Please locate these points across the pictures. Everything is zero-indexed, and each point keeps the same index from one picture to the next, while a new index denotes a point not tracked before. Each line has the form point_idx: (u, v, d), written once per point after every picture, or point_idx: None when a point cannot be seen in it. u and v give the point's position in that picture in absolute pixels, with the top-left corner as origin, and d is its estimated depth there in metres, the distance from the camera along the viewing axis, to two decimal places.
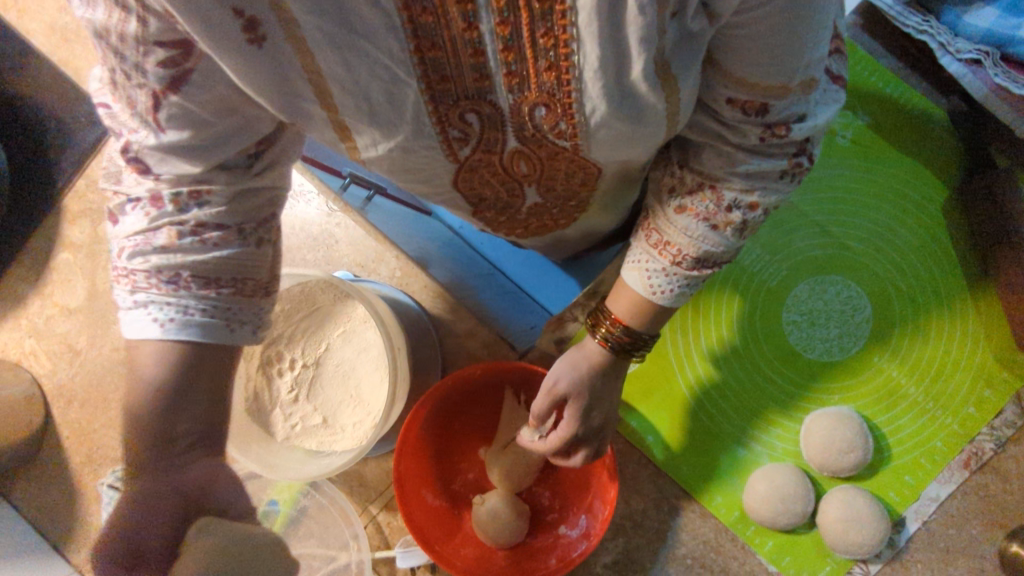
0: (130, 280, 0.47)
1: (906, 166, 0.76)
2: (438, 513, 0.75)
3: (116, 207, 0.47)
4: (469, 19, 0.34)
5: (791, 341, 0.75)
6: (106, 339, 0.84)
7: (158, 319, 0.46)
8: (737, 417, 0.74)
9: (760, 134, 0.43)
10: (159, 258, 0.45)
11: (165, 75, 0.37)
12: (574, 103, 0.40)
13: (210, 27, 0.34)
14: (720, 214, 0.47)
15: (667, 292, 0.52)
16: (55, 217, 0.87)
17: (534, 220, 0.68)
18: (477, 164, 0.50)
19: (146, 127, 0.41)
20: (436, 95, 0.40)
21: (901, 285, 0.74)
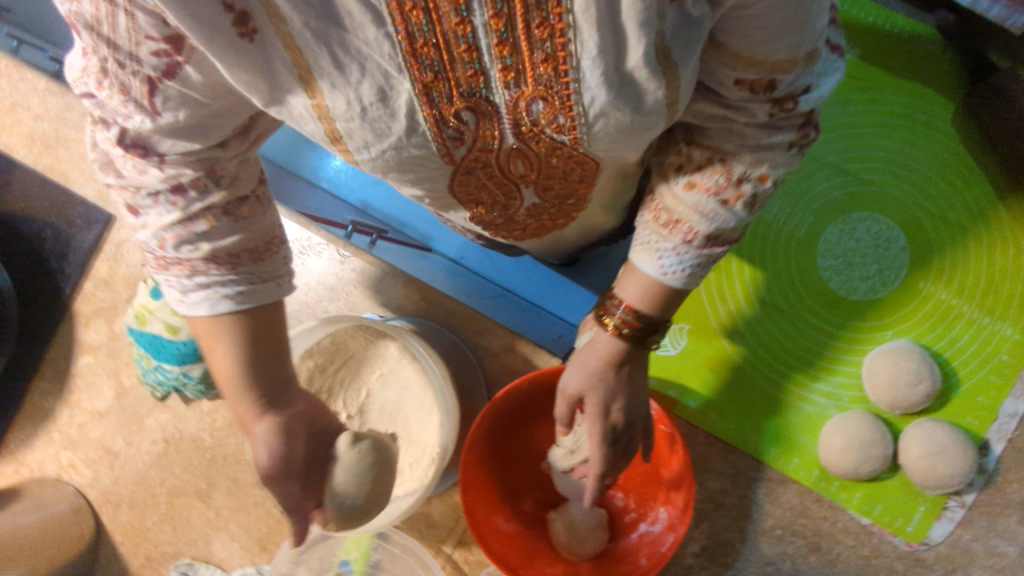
0: (180, 267, 0.46)
1: (906, 90, 0.75)
2: (515, 537, 0.73)
3: (138, 199, 0.44)
4: (462, 14, 0.33)
5: (832, 287, 0.73)
6: (142, 434, 0.82)
7: (228, 296, 0.47)
8: (796, 374, 0.72)
9: (768, 112, 0.40)
10: (209, 244, 0.45)
11: (159, 63, 0.37)
12: (574, 95, 0.38)
13: (196, 14, 0.33)
14: (731, 188, 0.44)
15: (680, 272, 0.48)
16: (69, 323, 0.86)
17: (533, 223, 0.63)
18: (473, 165, 0.45)
19: (141, 112, 0.39)
20: (432, 96, 0.37)
21: (928, 207, 0.73)
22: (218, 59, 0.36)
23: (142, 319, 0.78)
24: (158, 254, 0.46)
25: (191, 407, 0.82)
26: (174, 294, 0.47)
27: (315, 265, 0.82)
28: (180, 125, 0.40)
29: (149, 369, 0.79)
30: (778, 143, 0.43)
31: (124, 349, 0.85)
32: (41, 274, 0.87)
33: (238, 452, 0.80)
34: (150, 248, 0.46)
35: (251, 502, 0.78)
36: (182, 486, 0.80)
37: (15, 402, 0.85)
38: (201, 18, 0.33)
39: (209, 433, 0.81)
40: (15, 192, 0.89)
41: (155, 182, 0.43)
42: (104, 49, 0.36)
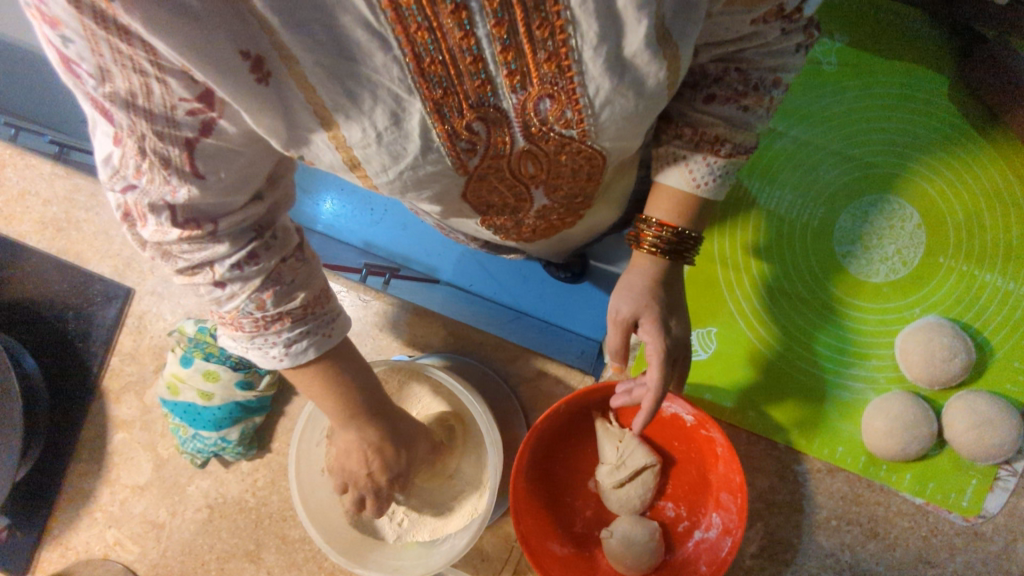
0: (280, 322, 0.47)
1: (902, 69, 0.76)
2: (570, 560, 0.72)
3: (221, 273, 0.43)
4: (465, 28, 0.33)
5: (853, 272, 0.73)
6: (185, 503, 0.82)
7: (318, 338, 0.49)
8: (829, 363, 0.73)
9: (780, 28, 0.42)
10: (302, 293, 0.47)
11: (195, 122, 0.35)
12: (579, 88, 0.38)
13: (215, 63, 0.32)
14: (750, 94, 0.45)
15: (710, 181, 0.50)
16: (100, 401, 0.86)
17: (541, 224, 0.62)
18: (485, 172, 0.45)
19: (186, 182, 0.37)
20: (444, 111, 0.37)
21: (938, 181, 0.73)
22: (243, 109, 0.35)
23: (174, 389, 0.78)
24: (253, 318, 0.46)
25: (232, 470, 0.82)
26: (273, 351, 0.48)
27: None
28: (223, 184, 0.39)
29: (187, 437, 0.80)
30: (787, 47, 0.45)
31: (157, 421, 0.85)
32: (68, 355, 0.87)
33: (283, 510, 0.80)
34: (241, 314, 0.46)
35: (302, 556, 0.78)
36: (231, 550, 0.80)
37: (55, 485, 0.85)
38: (222, 70, 0.32)
39: (252, 493, 0.81)
40: (32, 278, 0.89)
41: (223, 254, 0.42)
42: (140, 123, 0.34)
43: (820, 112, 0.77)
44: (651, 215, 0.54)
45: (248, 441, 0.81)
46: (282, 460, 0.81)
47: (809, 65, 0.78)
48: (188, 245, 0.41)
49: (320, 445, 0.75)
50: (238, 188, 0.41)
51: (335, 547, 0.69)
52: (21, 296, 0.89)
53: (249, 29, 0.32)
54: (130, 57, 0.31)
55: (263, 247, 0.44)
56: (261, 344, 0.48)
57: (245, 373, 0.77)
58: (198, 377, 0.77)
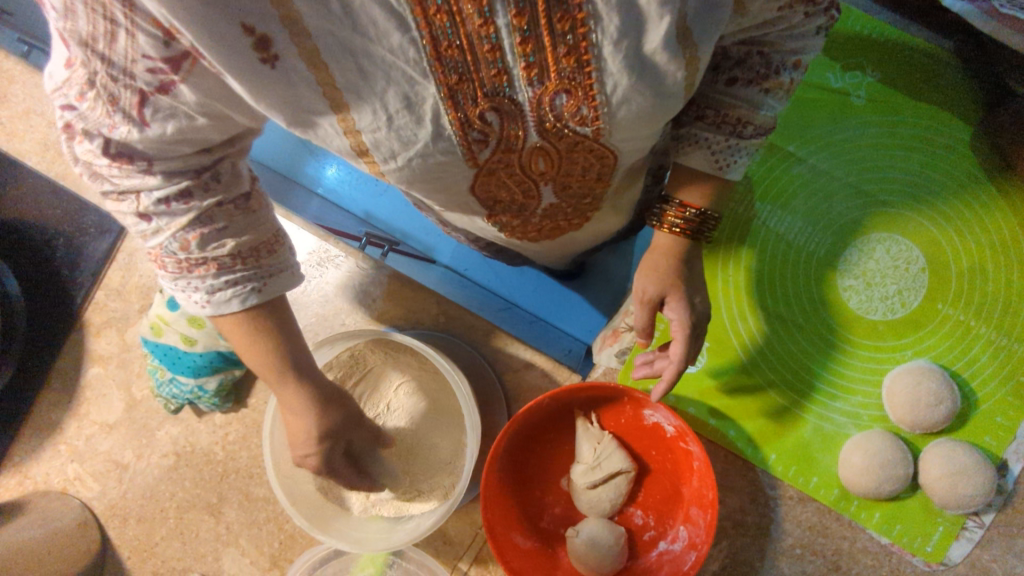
0: (205, 267, 0.46)
1: (928, 113, 0.76)
2: (533, 555, 0.72)
3: (146, 204, 0.43)
4: (485, 15, 0.35)
5: (852, 307, 0.73)
6: (153, 447, 0.81)
7: (244, 291, 0.47)
8: (816, 394, 0.73)
9: (802, 12, 0.45)
10: (234, 240, 0.46)
11: (153, 79, 0.36)
12: (596, 83, 0.40)
13: (211, 30, 0.33)
14: (772, 78, 0.47)
15: (733, 163, 0.52)
16: (79, 333, 0.84)
17: (547, 225, 0.63)
18: (496, 166, 0.46)
19: (128, 123, 0.38)
20: (457, 97, 0.39)
21: (949, 229, 0.72)
22: (234, 79, 0.36)
23: (158, 330, 0.77)
24: (177, 258, 0.45)
25: (204, 420, 0.81)
26: (195, 297, 0.47)
27: (336, 277, 0.81)
28: (167, 139, 0.40)
29: (164, 381, 0.78)
30: (808, 30, 0.47)
31: (135, 360, 0.83)
32: (53, 284, 0.86)
33: (250, 467, 0.79)
34: (166, 253, 0.45)
35: (263, 516, 0.77)
36: (191, 500, 0.79)
37: (22, 411, 0.84)
38: (216, 35, 0.34)
39: (221, 446, 0.80)
40: (28, 200, 0.88)
41: (147, 186, 0.42)
42: (94, 63, 0.36)
43: (842, 143, 0.77)
44: (677, 195, 0.57)
45: (224, 394, 0.79)
46: (256, 416, 0.80)
47: (837, 96, 0.78)
48: (117, 170, 0.41)
49: None
50: (186, 142, 0.41)
51: (298, 511, 0.68)
52: (15, 218, 0.88)
53: (261, 5, 0.33)
54: (102, 3, 0.33)
55: (200, 187, 0.44)
56: (185, 287, 0.47)
57: None
58: (182, 320, 0.75)
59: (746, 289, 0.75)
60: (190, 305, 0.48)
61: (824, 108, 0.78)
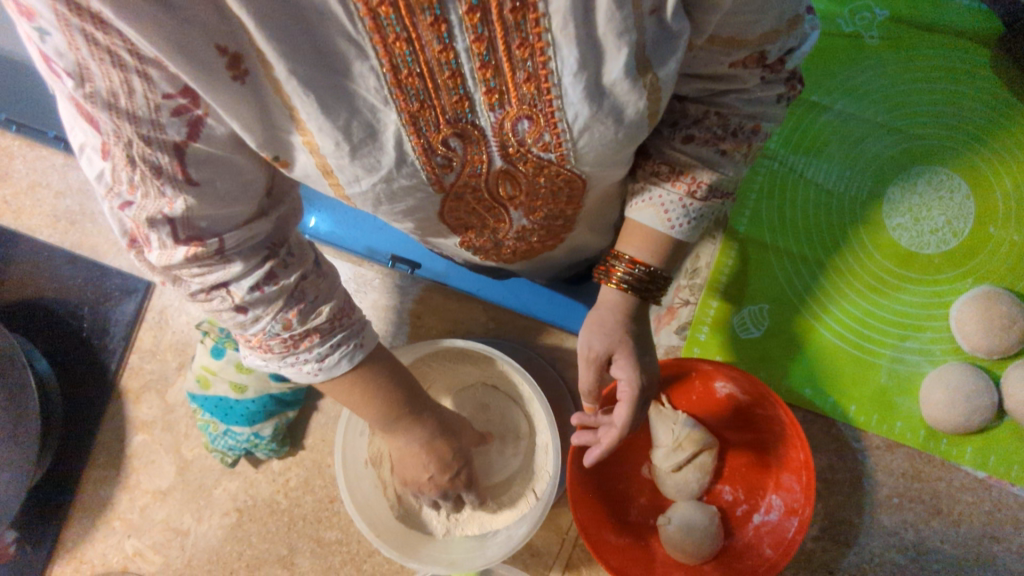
0: (310, 339, 0.46)
1: (943, 44, 0.76)
2: (629, 550, 0.69)
3: (242, 295, 0.42)
4: (444, 41, 0.32)
5: (905, 245, 0.72)
6: (213, 507, 0.78)
7: (349, 348, 0.48)
8: (885, 336, 0.71)
9: (759, 76, 0.42)
10: (328, 305, 0.46)
11: (181, 123, 0.33)
12: (558, 112, 0.37)
13: (190, 58, 0.30)
14: (729, 139, 0.45)
15: (684, 223, 0.49)
16: (118, 402, 0.82)
17: (520, 245, 0.59)
18: (463, 190, 0.44)
19: (182, 191, 0.35)
20: (419, 124, 0.36)
21: (985, 153, 0.72)
22: (219, 109, 0.33)
23: (205, 383, 0.74)
24: (281, 338, 0.45)
25: (262, 470, 0.78)
26: (307, 367, 0.47)
27: (375, 300, 0.80)
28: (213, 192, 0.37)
29: (217, 434, 0.75)
30: (768, 97, 0.44)
31: (181, 421, 0.80)
32: (81, 357, 0.82)
33: (317, 510, 0.76)
34: (268, 336, 0.45)
35: (338, 559, 0.74)
36: (262, 556, 0.75)
37: (65, 495, 0.80)
38: (194, 64, 0.31)
39: (284, 494, 0.77)
40: (44, 273, 0.84)
41: (235, 277, 0.41)
42: (124, 128, 0.32)
43: (865, 85, 0.76)
44: (623, 251, 0.52)
45: (281, 439, 0.76)
46: (316, 457, 0.78)
47: (851, 40, 0.77)
48: (197, 267, 0.39)
49: (364, 435, 0.71)
50: (236, 199, 0.39)
51: (385, 541, 0.65)
52: (31, 292, 0.84)
53: (230, 24, 0.30)
54: (108, 48, 0.29)
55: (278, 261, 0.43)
56: (293, 363, 0.47)
57: None
58: (231, 366, 0.72)
59: (795, 243, 0.74)
60: (296, 377, 0.48)
61: (841, 54, 0.77)
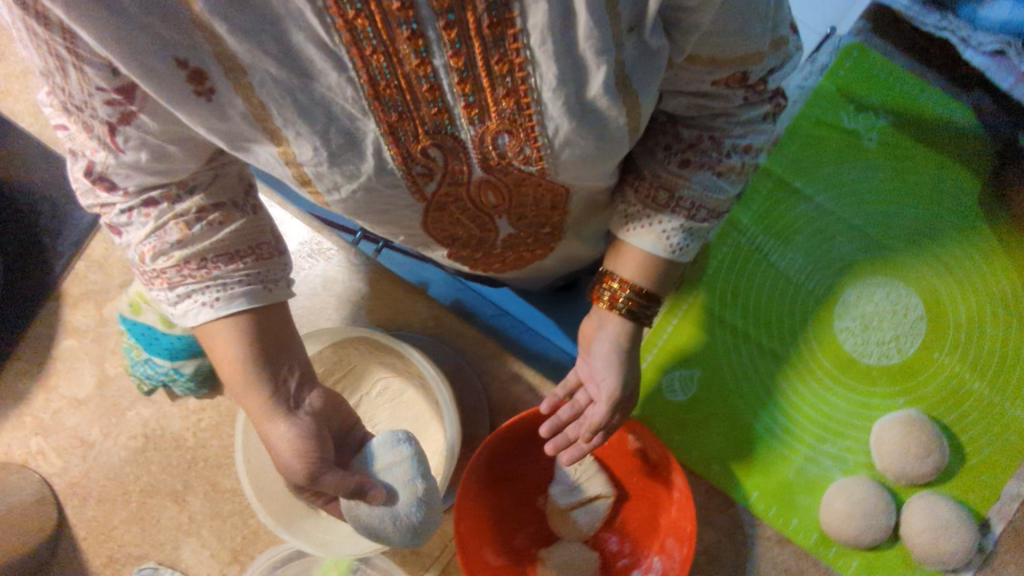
0: (167, 278, 0.45)
1: (937, 164, 0.75)
2: (502, 574, 0.69)
3: (111, 217, 0.44)
4: (422, 55, 0.32)
5: (848, 350, 0.72)
6: (122, 427, 0.79)
7: (204, 301, 0.46)
8: (804, 433, 0.71)
9: (744, 96, 0.42)
10: (181, 251, 0.44)
11: (114, 111, 0.36)
12: (538, 126, 0.37)
13: (144, 64, 0.32)
14: (722, 161, 0.46)
15: (683, 246, 0.51)
16: (55, 303, 0.82)
17: (507, 254, 0.60)
18: (444, 202, 0.45)
19: (107, 152, 0.39)
20: (398, 135, 0.37)
21: (949, 280, 0.72)
22: (176, 111, 0.35)
23: (136, 308, 0.74)
24: (147, 268, 0.46)
25: (177, 403, 0.79)
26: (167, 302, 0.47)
27: (325, 269, 0.80)
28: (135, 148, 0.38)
29: (138, 360, 0.75)
30: (754, 116, 0.44)
31: (111, 337, 0.81)
32: (32, 251, 0.83)
33: (220, 456, 0.77)
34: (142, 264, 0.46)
35: (229, 508, 0.75)
36: (156, 486, 0.76)
37: None
38: (150, 71, 0.33)
39: (192, 433, 0.78)
40: (17, 164, 0.87)
41: (116, 200, 0.43)
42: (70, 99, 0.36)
43: (851, 184, 0.75)
44: (627, 280, 0.53)
45: (200, 382, 0.76)
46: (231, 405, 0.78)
47: (849, 137, 0.76)
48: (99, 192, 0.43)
49: None
50: (160, 172, 0.41)
51: (267, 507, 0.66)
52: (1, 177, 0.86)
53: (194, 40, 0.31)
54: (48, 41, 0.33)
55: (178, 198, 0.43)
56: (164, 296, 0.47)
57: None
58: None
59: (741, 321, 0.73)
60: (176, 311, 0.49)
61: (835, 148, 0.76)
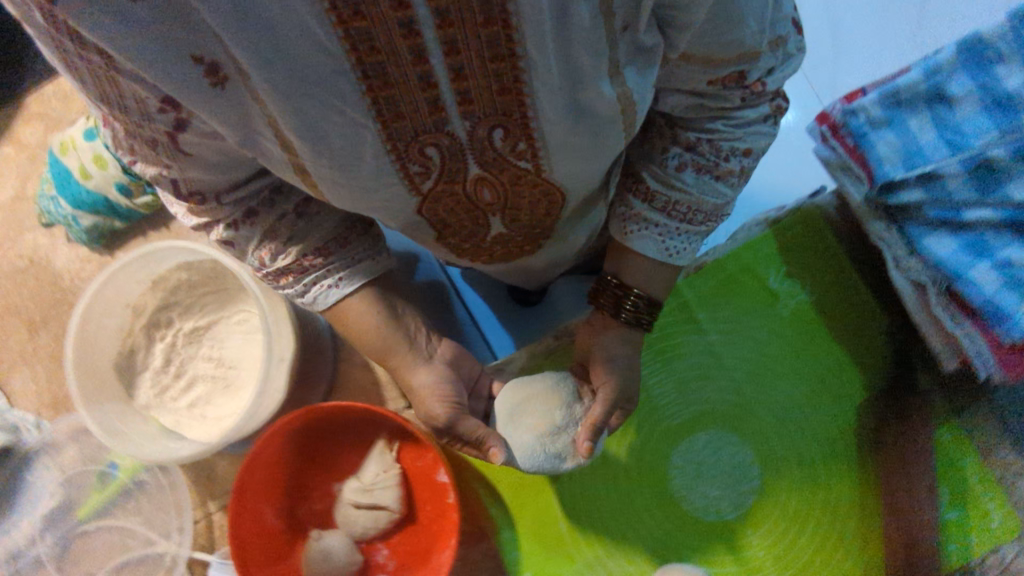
0: (287, 277, 0.53)
1: (836, 356, 0.74)
2: (269, 534, 0.72)
3: (223, 235, 0.49)
4: (418, 54, 0.33)
5: (673, 486, 0.71)
6: (14, 245, 0.82)
7: (329, 285, 0.55)
8: (598, 541, 0.70)
9: (740, 96, 0.45)
10: (300, 250, 0.52)
11: (169, 118, 0.37)
12: (532, 126, 0.41)
13: (167, 56, 0.32)
14: (721, 165, 0.49)
15: (682, 251, 0.55)
16: (13, 110, 0.87)
17: (499, 249, 0.63)
18: (441, 195, 0.47)
19: (175, 157, 0.41)
20: (393, 133, 0.39)
21: (794, 468, 0.71)
22: (206, 108, 0.35)
23: (64, 148, 0.76)
24: (264, 270, 0.53)
25: (70, 244, 0.82)
26: (315, 292, 0.55)
27: None
28: None
29: (47, 195, 0.79)
30: (756, 118, 0.48)
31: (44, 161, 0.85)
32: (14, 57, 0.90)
33: None
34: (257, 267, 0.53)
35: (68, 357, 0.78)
36: (19, 310, 0.79)
37: None
38: (172, 70, 0.32)
39: (71, 276, 0.80)
40: None
41: (220, 215, 0.48)
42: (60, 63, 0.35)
43: (749, 339, 0.75)
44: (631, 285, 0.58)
45: (96, 237, 0.80)
46: None
47: (768, 295, 0.76)
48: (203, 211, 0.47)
49: (138, 283, 0.74)
50: (227, 165, 0.43)
51: (82, 376, 0.69)
52: None
53: (202, 32, 0.31)
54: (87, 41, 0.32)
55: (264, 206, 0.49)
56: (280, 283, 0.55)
57: (126, 179, 0.75)
58: (88, 153, 0.75)
59: None
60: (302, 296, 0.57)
61: (749, 300, 0.76)
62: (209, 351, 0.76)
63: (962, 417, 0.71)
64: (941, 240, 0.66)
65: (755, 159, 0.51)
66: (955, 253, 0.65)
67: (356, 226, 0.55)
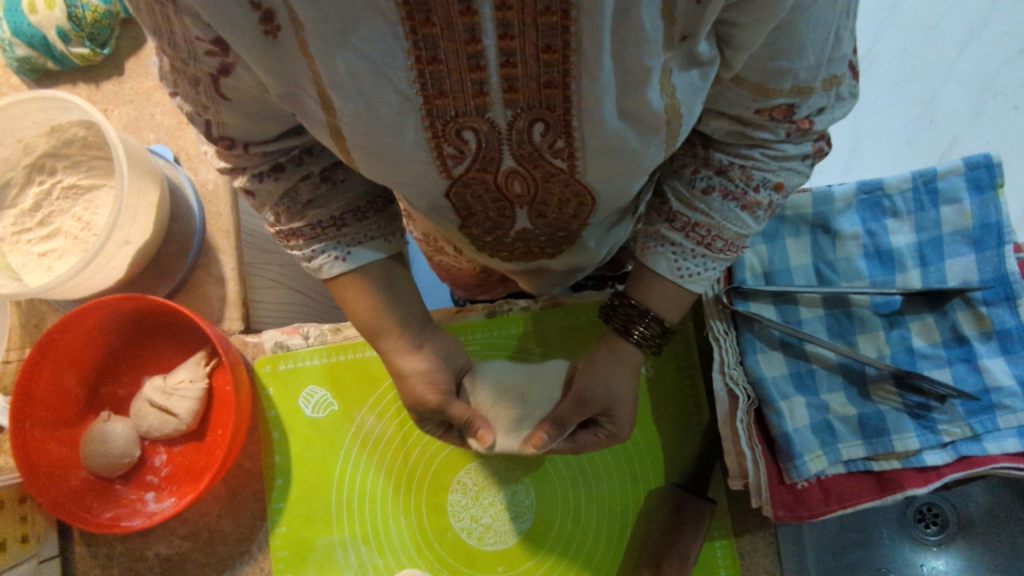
0: (297, 239, 0.52)
1: (650, 440, 0.72)
2: (64, 398, 0.75)
3: (246, 182, 0.48)
4: (467, 3, 0.31)
5: (449, 499, 0.72)
6: None
7: (333, 256, 0.53)
8: (362, 523, 0.71)
9: (786, 130, 0.42)
10: (309, 210, 0.50)
11: (215, 63, 0.37)
12: (574, 122, 0.39)
13: (219, 10, 0.32)
14: (749, 194, 0.46)
15: (695, 274, 0.52)
16: None
17: (518, 249, 0.60)
18: (469, 183, 0.46)
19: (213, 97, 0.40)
20: (434, 112, 0.38)
21: (565, 526, 0.71)
22: (254, 64, 0.36)
23: None
24: (279, 228, 0.51)
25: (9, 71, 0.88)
26: (315, 262, 0.53)
27: None
28: None
29: None
30: (796, 155, 0.45)
31: None
32: None
33: None
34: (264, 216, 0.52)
35: None
36: None
37: None
38: (227, 14, 0.33)
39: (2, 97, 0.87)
40: None
41: (255, 169, 0.47)
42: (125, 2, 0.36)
43: None
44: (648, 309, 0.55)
45: (25, 68, 0.85)
46: None
47: None
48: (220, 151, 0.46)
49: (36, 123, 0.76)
50: (270, 117, 0.42)
51: None
52: None
53: None
54: None
55: (291, 161, 0.47)
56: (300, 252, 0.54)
57: (68, 27, 0.81)
58: None
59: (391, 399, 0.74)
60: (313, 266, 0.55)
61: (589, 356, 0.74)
62: (79, 212, 0.78)
63: (740, 539, 0.69)
64: (772, 360, 0.67)
65: (785, 197, 0.48)
66: (779, 380, 0.66)
67: (369, 200, 0.52)
